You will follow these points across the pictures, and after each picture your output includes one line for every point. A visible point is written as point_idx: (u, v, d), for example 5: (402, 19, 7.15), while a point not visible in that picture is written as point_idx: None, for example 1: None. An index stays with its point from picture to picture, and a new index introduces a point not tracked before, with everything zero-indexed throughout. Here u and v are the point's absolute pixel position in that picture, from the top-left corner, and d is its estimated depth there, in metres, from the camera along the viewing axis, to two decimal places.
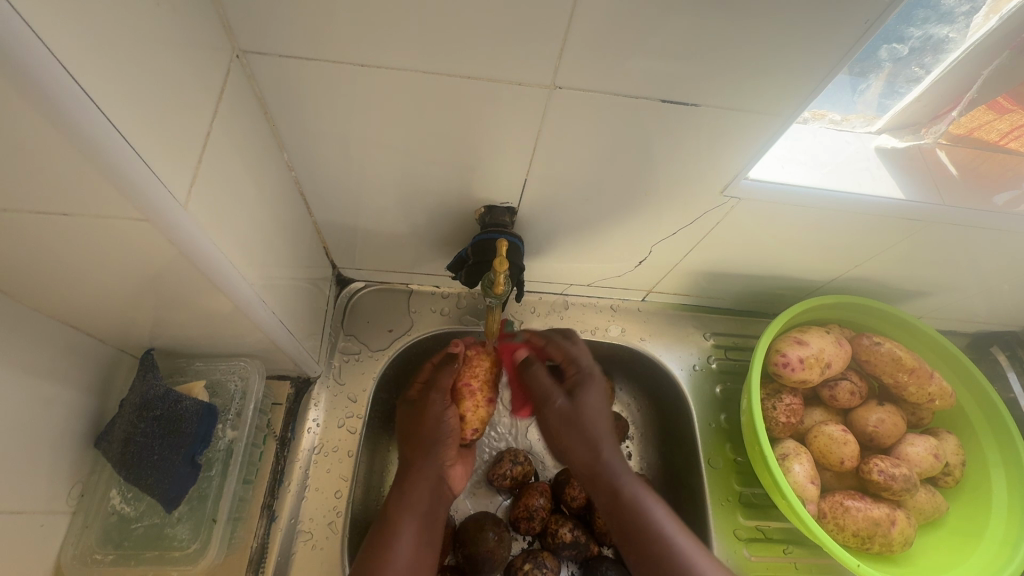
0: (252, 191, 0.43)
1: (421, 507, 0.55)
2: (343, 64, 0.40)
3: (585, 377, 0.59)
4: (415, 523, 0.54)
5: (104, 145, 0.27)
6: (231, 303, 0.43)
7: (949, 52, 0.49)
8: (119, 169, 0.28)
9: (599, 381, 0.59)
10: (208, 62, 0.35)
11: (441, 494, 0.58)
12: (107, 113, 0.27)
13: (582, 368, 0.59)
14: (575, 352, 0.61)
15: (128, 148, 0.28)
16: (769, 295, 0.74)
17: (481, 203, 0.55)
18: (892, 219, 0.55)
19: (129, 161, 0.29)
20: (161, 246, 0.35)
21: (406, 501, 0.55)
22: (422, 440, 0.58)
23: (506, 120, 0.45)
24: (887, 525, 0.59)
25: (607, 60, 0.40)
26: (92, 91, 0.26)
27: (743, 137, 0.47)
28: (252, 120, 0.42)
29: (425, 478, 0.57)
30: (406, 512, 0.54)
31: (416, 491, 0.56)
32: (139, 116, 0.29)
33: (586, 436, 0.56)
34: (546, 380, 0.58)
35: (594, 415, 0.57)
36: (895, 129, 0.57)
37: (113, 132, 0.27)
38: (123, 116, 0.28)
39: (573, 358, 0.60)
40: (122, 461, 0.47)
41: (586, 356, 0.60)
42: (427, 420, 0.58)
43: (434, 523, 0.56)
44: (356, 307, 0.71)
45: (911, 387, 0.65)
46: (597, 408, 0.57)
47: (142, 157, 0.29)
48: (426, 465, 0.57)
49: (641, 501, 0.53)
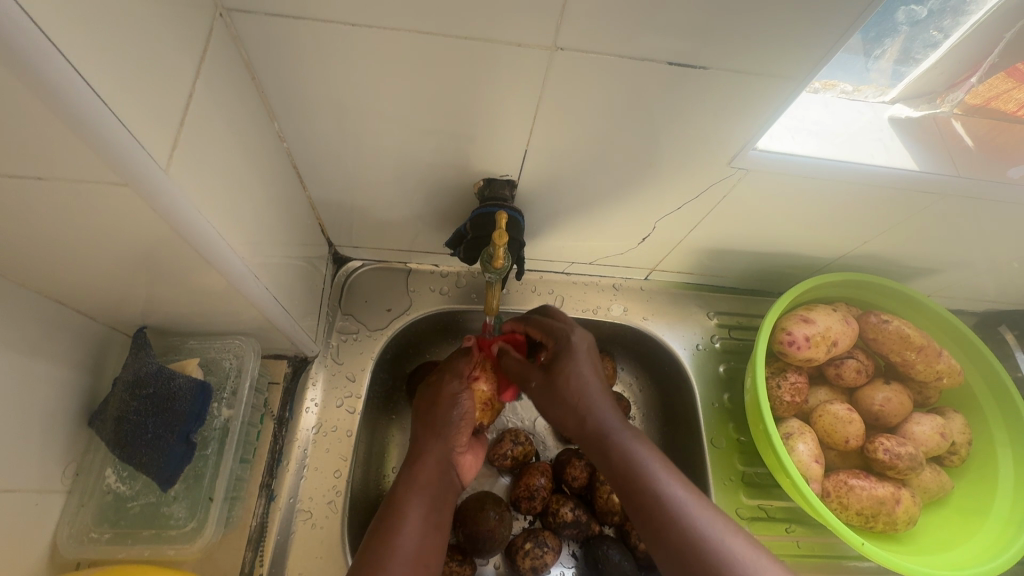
0: (241, 162, 0.41)
1: (431, 485, 0.54)
2: (334, 24, 0.38)
3: (562, 349, 0.56)
4: (423, 499, 0.53)
5: (73, 100, 0.25)
6: (222, 279, 0.42)
7: (970, 14, 0.47)
8: (93, 129, 0.27)
9: (580, 348, 0.56)
10: (190, 19, 0.33)
11: (448, 480, 0.56)
12: (76, 66, 0.25)
13: (562, 339, 0.57)
14: (552, 325, 0.59)
15: (99, 104, 0.26)
16: (775, 273, 0.72)
17: (480, 176, 0.53)
18: (906, 192, 0.53)
19: (102, 119, 0.27)
20: (145, 216, 0.33)
21: (417, 481, 0.54)
22: (435, 421, 0.58)
23: (506, 87, 0.43)
24: (892, 503, 0.58)
25: (613, 19, 0.38)
26: (59, 41, 0.24)
27: (754, 104, 0.45)
28: (238, 85, 0.40)
29: (434, 459, 0.56)
30: (415, 487, 0.53)
31: (425, 471, 0.55)
32: (115, 75, 0.27)
33: (566, 401, 0.53)
34: (514, 364, 0.59)
35: (576, 379, 0.54)
36: (910, 99, 0.55)
37: (83, 86, 0.25)
38: (94, 72, 0.26)
39: (551, 330, 0.59)
40: (116, 440, 0.46)
41: (563, 328, 0.58)
42: (440, 404, 0.59)
43: (443, 508, 0.54)
44: (353, 286, 0.69)
45: (918, 365, 0.64)
46: (584, 359, 0.55)
47: (114, 115, 0.27)
48: (438, 443, 0.57)
49: (626, 445, 0.50)
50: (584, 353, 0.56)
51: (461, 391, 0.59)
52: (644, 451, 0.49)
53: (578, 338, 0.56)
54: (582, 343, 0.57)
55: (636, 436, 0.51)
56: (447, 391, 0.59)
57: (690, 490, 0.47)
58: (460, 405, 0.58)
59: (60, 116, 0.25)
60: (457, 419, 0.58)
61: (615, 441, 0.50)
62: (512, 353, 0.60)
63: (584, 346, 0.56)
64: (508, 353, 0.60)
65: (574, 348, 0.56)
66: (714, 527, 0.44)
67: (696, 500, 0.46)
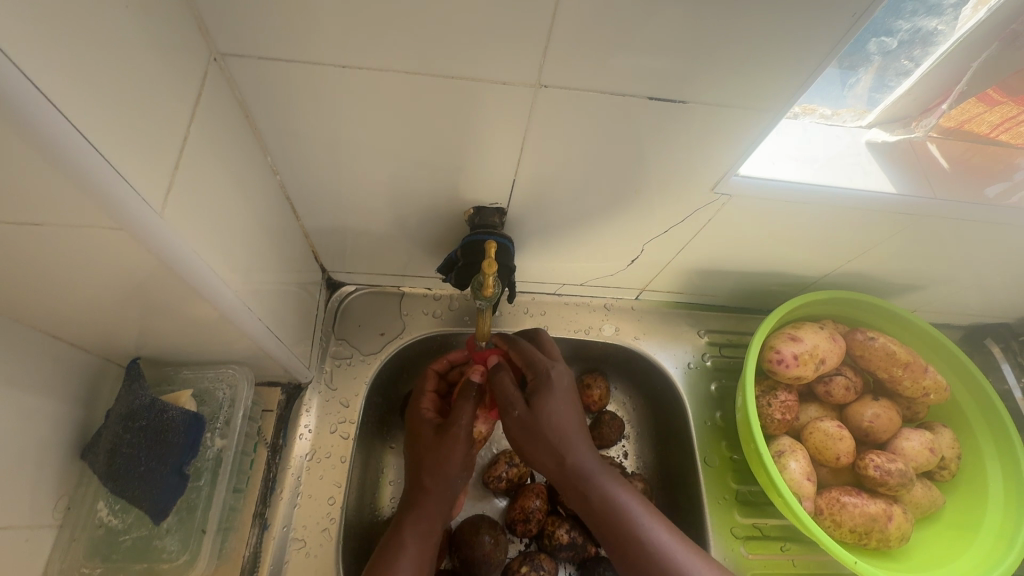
0: (235, 196, 0.42)
1: (433, 531, 0.54)
2: (325, 66, 0.39)
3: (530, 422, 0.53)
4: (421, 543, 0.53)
5: (63, 145, 0.26)
6: (215, 311, 0.43)
7: (938, 45, 0.49)
8: (83, 173, 0.27)
9: (558, 383, 0.56)
10: (185, 66, 0.35)
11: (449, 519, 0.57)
12: (67, 113, 0.26)
13: (540, 372, 0.56)
14: (511, 390, 0.55)
15: (90, 148, 0.27)
16: (763, 292, 0.73)
17: (470, 204, 0.55)
18: (884, 214, 0.55)
19: (91, 161, 0.27)
20: (140, 255, 0.34)
21: (420, 525, 0.54)
22: (438, 472, 0.55)
23: (493, 121, 0.45)
24: (884, 520, 0.59)
25: (593, 58, 0.39)
26: (53, 92, 0.25)
27: (733, 133, 0.47)
28: (232, 123, 0.41)
29: (436, 503, 0.55)
30: (420, 529, 0.54)
31: (427, 519, 0.54)
32: (110, 121, 0.28)
33: (545, 443, 0.53)
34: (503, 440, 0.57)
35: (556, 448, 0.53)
36: (885, 123, 0.57)
37: (72, 131, 0.26)
38: (89, 121, 0.27)
39: (530, 361, 0.58)
40: (109, 473, 0.46)
41: (541, 395, 0.54)
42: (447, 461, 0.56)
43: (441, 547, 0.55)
44: (347, 311, 0.70)
45: (905, 381, 0.65)
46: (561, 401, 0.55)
47: (103, 157, 0.28)
48: (438, 491, 0.55)
49: (613, 495, 0.52)
50: (562, 389, 0.56)
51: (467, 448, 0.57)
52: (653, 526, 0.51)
53: (553, 411, 0.53)
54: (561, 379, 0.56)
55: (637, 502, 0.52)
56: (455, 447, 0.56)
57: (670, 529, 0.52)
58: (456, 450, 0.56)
59: (51, 162, 0.26)
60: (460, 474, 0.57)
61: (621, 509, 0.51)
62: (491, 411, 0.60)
63: (564, 419, 0.54)
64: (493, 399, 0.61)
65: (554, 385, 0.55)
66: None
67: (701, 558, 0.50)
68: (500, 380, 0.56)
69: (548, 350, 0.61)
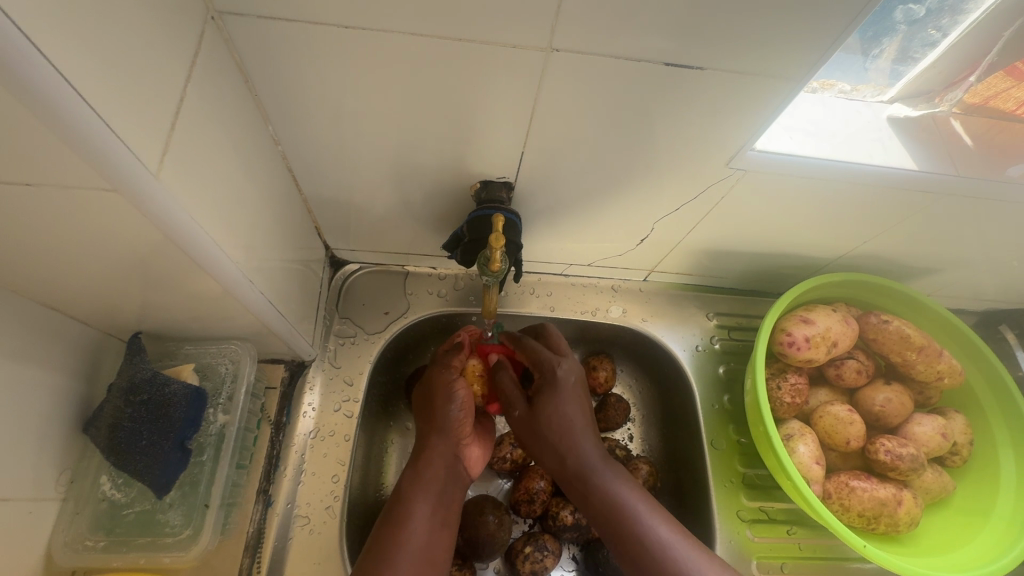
0: (234, 166, 0.41)
1: (438, 481, 0.54)
2: (327, 27, 0.37)
3: (548, 381, 0.55)
4: (430, 501, 0.53)
5: (50, 94, 0.24)
6: (217, 284, 0.42)
7: (967, 13, 0.47)
8: (74, 127, 0.26)
9: (566, 382, 0.54)
10: (181, 25, 0.33)
11: (456, 475, 0.56)
12: (53, 60, 0.24)
13: (546, 371, 0.55)
14: (541, 353, 0.57)
15: (79, 100, 0.26)
16: (774, 274, 0.72)
17: (476, 178, 0.53)
18: (904, 192, 0.53)
19: (81, 115, 0.26)
20: (137, 222, 0.33)
21: (422, 481, 0.53)
22: (434, 418, 0.56)
23: (502, 90, 0.43)
24: (893, 505, 0.58)
25: (607, 22, 0.38)
26: (38, 39, 0.23)
27: (751, 104, 0.45)
28: (231, 88, 0.40)
29: (440, 455, 0.55)
30: (428, 493, 0.53)
31: (431, 470, 0.54)
32: (102, 77, 0.27)
33: (546, 441, 0.53)
34: (508, 385, 0.56)
35: (562, 419, 0.53)
36: (907, 98, 0.55)
37: (60, 80, 0.24)
38: (80, 75, 0.26)
39: (538, 360, 0.56)
40: (111, 447, 0.46)
41: (553, 357, 0.56)
42: (437, 400, 0.57)
43: (449, 504, 0.54)
44: (351, 289, 0.69)
45: (919, 365, 0.64)
46: (568, 407, 0.53)
47: (93, 109, 0.26)
48: (442, 444, 0.56)
49: (615, 497, 0.50)
50: (569, 389, 0.54)
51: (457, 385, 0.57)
52: (622, 488, 0.51)
53: (567, 370, 0.55)
54: (568, 376, 0.55)
55: (617, 473, 0.52)
56: (443, 384, 0.57)
57: (672, 526, 0.49)
58: (455, 399, 0.56)
59: (37, 112, 0.24)
60: (456, 413, 0.56)
61: (597, 480, 0.51)
62: (506, 370, 0.58)
63: (573, 378, 0.55)
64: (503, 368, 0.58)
65: (561, 383, 0.54)
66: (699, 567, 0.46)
67: (683, 540, 0.48)
68: (529, 347, 0.58)
69: (555, 345, 0.59)
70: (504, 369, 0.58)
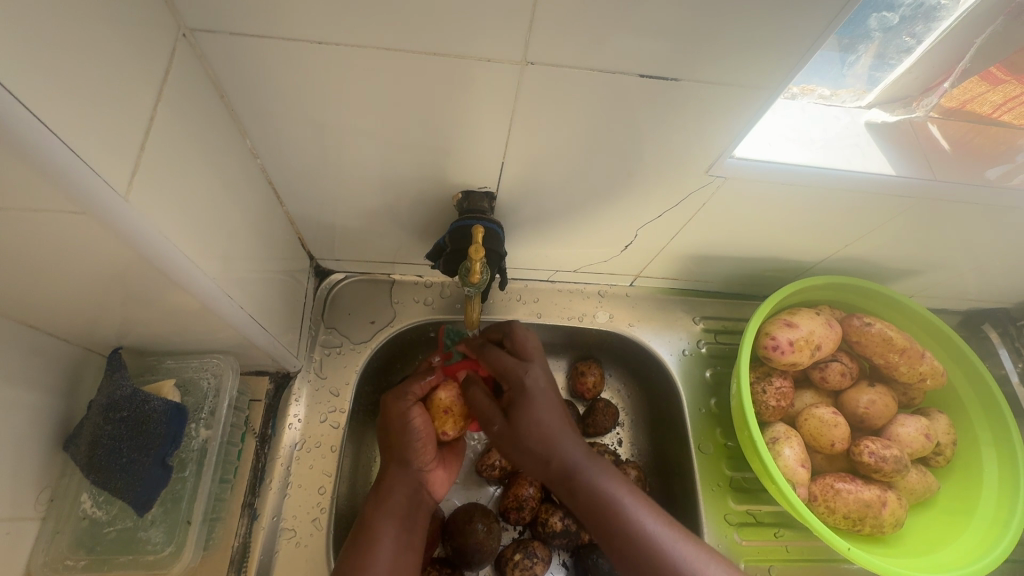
0: (210, 181, 0.41)
1: (400, 509, 0.54)
2: (301, 42, 0.37)
3: (518, 392, 0.53)
4: (396, 526, 0.53)
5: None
6: (195, 300, 0.41)
7: (941, 20, 0.47)
8: (28, 146, 0.25)
9: (536, 390, 0.53)
10: (150, 44, 0.33)
11: (420, 502, 0.56)
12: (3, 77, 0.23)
13: (515, 381, 0.53)
14: (507, 363, 0.55)
15: (31, 116, 0.25)
16: (759, 277, 0.72)
17: (458, 188, 0.53)
18: (883, 196, 0.54)
19: (34, 133, 0.25)
20: (110, 243, 0.33)
21: (386, 507, 0.54)
22: (395, 450, 0.57)
23: (479, 102, 0.43)
24: (878, 506, 0.58)
25: (580, 35, 0.38)
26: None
27: (727, 113, 0.45)
28: (205, 105, 0.40)
29: (402, 484, 0.56)
30: (392, 522, 0.53)
31: (393, 500, 0.54)
32: (64, 98, 0.27)
33: (527, 449, 0.51)
34: (480, 398, 0.55)
35: (537, 426, 0.51)
36: (885, 104, 0.55)
37: (9, 97, 0.24)
38: (39, 97, 0.25)
39: (505, 370, 0.54)
40: (90, 465, 0.45)
41: (518, 366, 0.54)
42: (395, 427, 0.57)
43: (416, 527, 0.55)
44: (337, 299, 0.69)
45: (902, 367, 0.64)
46: (539, 416, 0.51)
47: (48, 127, 0.26)
48: (403, 472, 0.56)
49: (605, 495, 0.49)
50: (540, 393, 0.53)
51: (416, 415, 0.57)
52: (602, 480, 0.50)
53: (533, 378, 0.53)
54: (538, 382, 0.53)
55: (600, 465, 0.51)
56: (396, 412, 0.57)
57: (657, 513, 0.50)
58: (412, 428, 0.56)
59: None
60: (417, 443, 0.57)
61: (584, 479, 0.50)
62: (477, 387, 0.57)
63: (543, 385, 0.53)
64: (474, 384, 0.56)
65: (530, 392, 0.52)
66: (690, 556, 0.47)
67: (671, 531, 0.48)
68: (496, 356, 0.56)
69: (521, 349, 0.56)
70: (475, 384, 0.57)
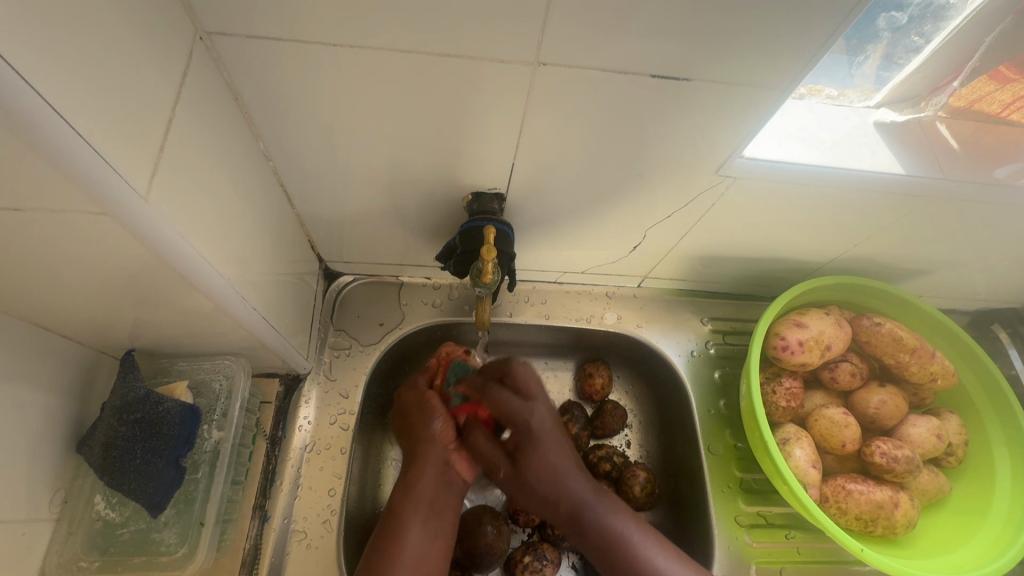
0: (225, 183, 0.41)
1: (427, 494, 0.54)
2: (317, 45, 0.38)
3: (525, 436, 0.56)
4: (423, 515, 0.53)
5: (17, 105, 0.24)
6: (209, 301, 0.42)
7: (949, 19, 0.47)
8: (50, 146, 0.26)
9: (542, 431, 0.56)
10: (169, 47, 0.33)
11: (448, 483, 0.56)
12: (22, 70, 0.23)
13: (521, 424, 0.56)
14: (510, 405, 0.56)
15: (52, 114, 0.25)
16: (767, 278, 0.72)
17: (468, 190, 0.53)
18: (891, 196, 0.54)
19: (54, 128, 0.25)
20: (129, 243, 0.33)
21: (413, 492, 0.54)
22: (416, 433, 0.58)
23: (491, 103, 0.43)
24: (890, 507, 0.58)
25: (592, 35, 0.38)
26: (13, 59, 0.23)
27: (738, 114, 0.45)
28: (220, 107, 0.40)
29: (428, 465, 0.56)
30: (419, 510, 0.53)
31: (421, 482, 0.55)
32: (84, 96, 0.27)
33: (535, 490, 0.55)
34: (480, 443, 0.58)
35: (544, 464, 0.55)
36: (894, 103, 0.55)
37: (29, 91, 0.24)
38: (60, 95, 0.25)
39: (510, 414, 0.56)
40: (105, 466, 0.46)
41: (522, 410, 0.56)
42: (413, 412, 0.58)
43: (443, 512, 0.55)
44: (345, 301, 0.69)
45: (912, 367, 0.64)
46: (546, 458, 0.55)
47: (67, 122, 0.26)
48: (429, 453, 0.56)
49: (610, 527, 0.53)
50: (546, 433, 0.56)
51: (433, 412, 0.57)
52: (607, 512, 0.53)
53: (539, 419, 0.56)
54: (543, 424, 0.56)
55: (608, 500, 0.54)
56: (414, 393, 0.59)
57: (667, 547, 0.52)
58: (432, 415, 0.57)
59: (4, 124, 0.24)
60: (436, 426, 0.57)
61: (588, 512, 0.53)
62: (478, 430, 0.58)
63: (547, 423, 0.56)
64: (475, 429, 0.58)
65: (536, 432, 0.56)
66: None
67: (673, 557, 0.52)
68: (496, 397, 0.56)
69: (522, 386, 0.57)
70: (476, 429, 0.59)
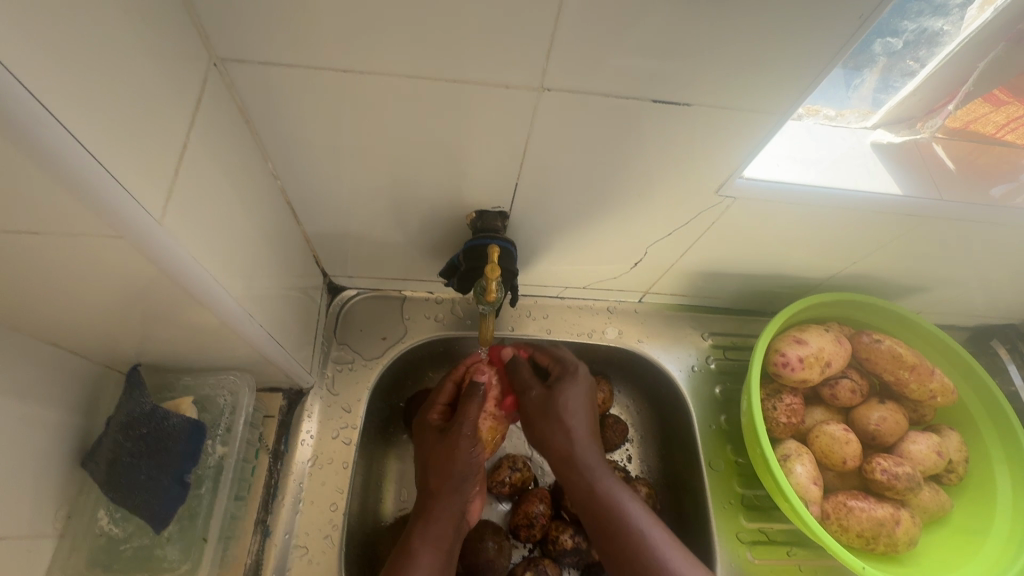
0: (234, 203, 0.42)
1: (443, 538, 0.54)
2: (327, 71, 0.39)
3: (566, 376, 0.62)
4: (437, 550, 0.53)
5: (39, 136, 0.24)
6: (216, 318, 0.42)
7: (943, 45, 0.49)
8: (70, 174, 0.26)
9: (581, 378, 0.62)
10: (184, 73, 0.34)
11: (460, 529, 0.57)
12: (47, 104, 0.24)
13: (566, 365, 0.63)
14: (559, 352, 0.64)
15: (74, 144, 0.26)
16: (767, 294, 0.73)
17: (472, 208, 0.54)
18: (889, 216, 0.55)
19: (73, 155, 0.26)
20: (140, 264, 0.34)
21: (429, 532, 0.54)
22: (450, 476, 0.57)
23: (496, 125, 0.44)
24: (891, 525, 0.58)
25: (595, 62, 0.39)
26: (37, 90, 0.24)
27: (738, 138, 0.46)
28: (231, 129, 0.41)
29: (448, 511, 0.56)
30: (436, 542, 0.54)
31: (440, 522, 0.55)
32: (99, 120, 0.27)
33: (557, 424, 0.59)
34: (524, 373, 0.63)
35: (569, 406, 0.60)
36: (890, 125, 0.56)
37: (54, 124, 0.25)
38: (75, 120, 0.26)
39: (557, 359, 0.64)
40: (109, 482, 0.46)
41: (568, 386, 0.61)
42: (457, 458, 0.57)
43: (453, 556, 0.55)
44: (349, 315, 0.70)
45: (911, 383, 0.64)
46: (573, 403, 0.60)
47: (87, 151, 0.27)
48: (452, 499, 0.56)
49: (619, 507, 0.55)
50: (582, 383, 0.62)
51: (474, 445, 0.58)
52: (620, 492, 0.56)
53: (581, 372, 0.62)
54: (584, 375, 0.63)
55: (617, 482, 0.57)
56: (462, 437, 0.57)
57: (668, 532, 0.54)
58: (471, 455, 0.57)
59: (28, 155, 0.25)
60: (472, 463, 0.58)
61: (603, 483, 0.56)
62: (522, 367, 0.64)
63: (586, 387, 0.61)
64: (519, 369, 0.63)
65: (576, 373, 0.62)
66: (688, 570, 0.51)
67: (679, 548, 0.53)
68: (544, 351, 0.65)
69: (568, 354, 0.65)
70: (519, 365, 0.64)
